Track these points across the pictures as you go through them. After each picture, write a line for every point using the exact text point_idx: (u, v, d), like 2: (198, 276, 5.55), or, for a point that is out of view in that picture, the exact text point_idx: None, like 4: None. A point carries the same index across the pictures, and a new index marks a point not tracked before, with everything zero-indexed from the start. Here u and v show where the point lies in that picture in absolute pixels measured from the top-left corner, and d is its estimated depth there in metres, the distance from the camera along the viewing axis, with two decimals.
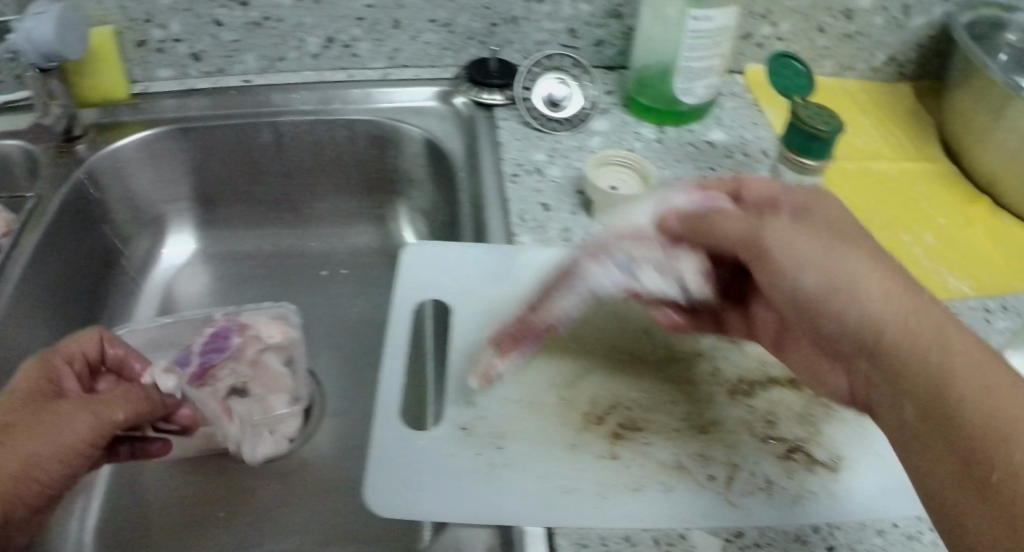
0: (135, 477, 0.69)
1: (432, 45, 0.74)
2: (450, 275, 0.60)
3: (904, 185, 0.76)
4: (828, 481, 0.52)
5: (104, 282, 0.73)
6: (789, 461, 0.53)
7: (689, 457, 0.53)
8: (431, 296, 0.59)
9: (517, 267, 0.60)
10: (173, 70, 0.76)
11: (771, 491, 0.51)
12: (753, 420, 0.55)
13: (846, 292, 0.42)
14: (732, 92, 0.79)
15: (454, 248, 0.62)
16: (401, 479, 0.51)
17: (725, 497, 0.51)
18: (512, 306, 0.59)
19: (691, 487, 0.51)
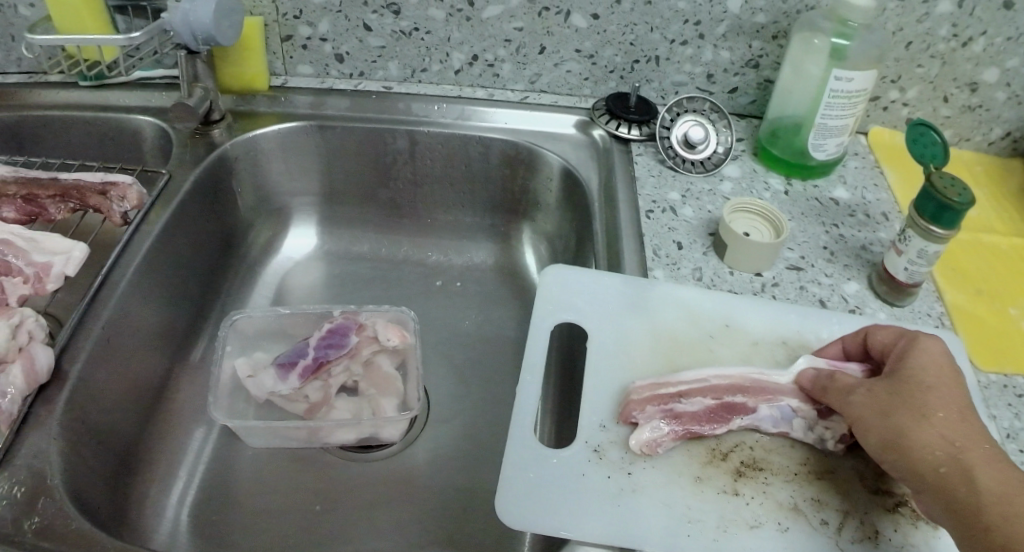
0: (236, 454, 0.71)
1: (574, 74, 0.77)
2: (588, 300, 0.61)
3: (1013, 260, 0.76)
4: (930, 536, 0.52)
5: (224, 262, 0.77)
6: (897, 513, 0.53)
7: (806, 501, 0.53)
8: (569, 319, 0.60)
9: (652, 301, 0.61)
10: (315, 67, 0.80)
11: (879, 542, 0.52)
12: (870, 470, 0.55)
13: (912, 428, 0.47)
14: (855, 152, 0.81)
15: (592, 274, 0.63)
16: (529, 491, 0.52)
17: (834, 542, 0.51)
18: (647, 341, 0.60)
19: (805, 529, 0.52)
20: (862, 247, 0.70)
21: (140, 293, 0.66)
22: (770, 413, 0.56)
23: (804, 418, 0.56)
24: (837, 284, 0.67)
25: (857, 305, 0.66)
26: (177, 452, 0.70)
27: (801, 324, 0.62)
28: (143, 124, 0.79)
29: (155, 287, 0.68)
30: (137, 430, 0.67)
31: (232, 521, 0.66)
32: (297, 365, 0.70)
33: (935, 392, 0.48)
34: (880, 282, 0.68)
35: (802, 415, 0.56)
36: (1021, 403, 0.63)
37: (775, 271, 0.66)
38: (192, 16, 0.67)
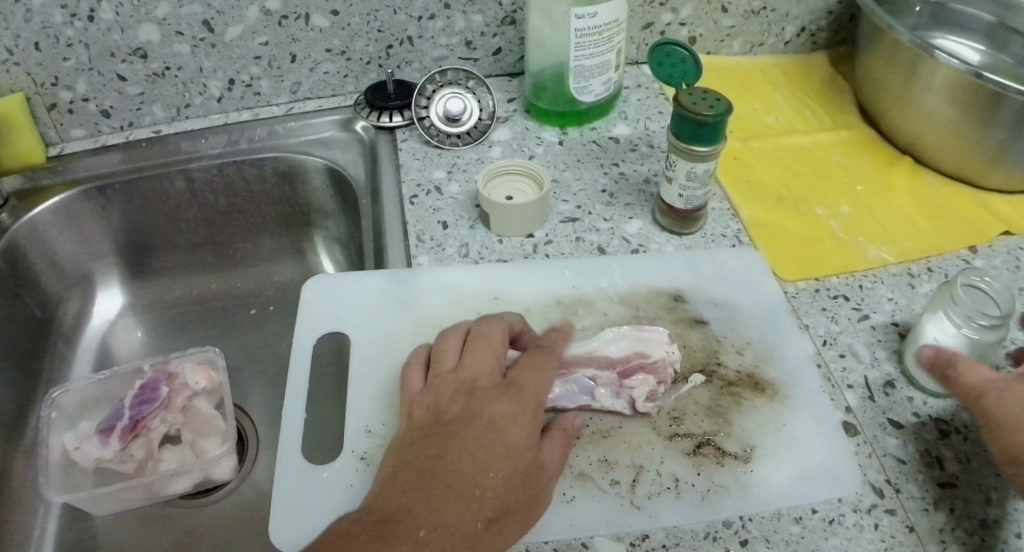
0: (83, 531, 0.68)
1: (332, 74, 0.76)
2: (352, 308, 0.60)
3: (820, 156, 0.75)
4: (739, 473, 0.52)
5: (38, 344, 0.74)
6: (698, 456, 0.52)
7: (593, 464, 0.52)
8: (331, 330, 0.59)
9: (414, 294, 0.60)
10: (86, 128, 0.77)
11: (679, 491, 0.51)
12: (659, 419, 0.54)
13: None
14: (638, 83, 0.79)
15: (356, 278, 0.62)
16: (307, 519, 0.49)
17: (630, 501, 0.50)
18: (411, 335, 0.58)
19: (593, 495, 0.50)
20: (645, 181, 0.69)
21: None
22: (567, 389, 0.55)
23: (608, 387, 0.55)
24: (618, 225, 0.65)
25: (640, 244, 0.65)
26: (25, 543, 0.67)
27: (576, 279, 0.61)
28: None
29: None
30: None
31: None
32: (115, 428, 0.68)
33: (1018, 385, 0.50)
34: (662, 215, 0.66)
35: (604, 384, 0.55)
36: (837, 304, 0.62)
37: (548, 228, 0.65)
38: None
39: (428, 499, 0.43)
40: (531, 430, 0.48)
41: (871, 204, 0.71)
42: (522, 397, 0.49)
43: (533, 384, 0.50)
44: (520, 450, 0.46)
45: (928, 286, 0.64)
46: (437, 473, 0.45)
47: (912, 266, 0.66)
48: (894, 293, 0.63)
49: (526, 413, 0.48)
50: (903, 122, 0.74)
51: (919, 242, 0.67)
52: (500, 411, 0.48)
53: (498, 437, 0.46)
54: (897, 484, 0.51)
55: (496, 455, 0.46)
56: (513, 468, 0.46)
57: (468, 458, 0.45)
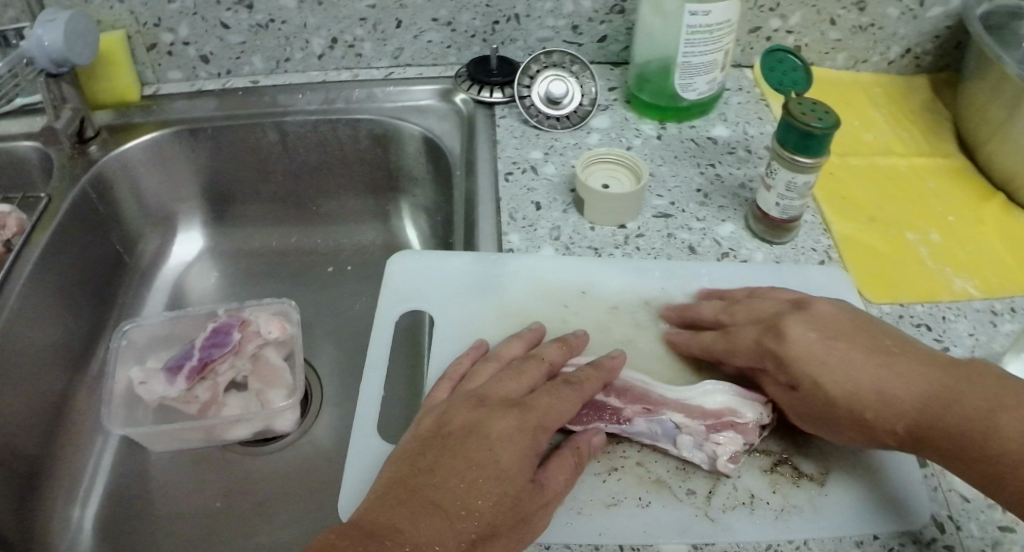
0: (142, 466, 0.69)
1: (435, 43, 0.76)
2: (438, 285, 0.60)
3: (913, 181, 0.73)
4: (814, 496, 0.50)
5: (113, 278, 0.75)
6: (775, 474, 0.51)
7: (670, 471, 0.51)
8: (417, 306, 0.59)
9: (503, 276, 0.60)
10: (183, 71, 0.77)
11: (752, 506, 0.50)
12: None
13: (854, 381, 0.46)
14: (740, 87, 0.79)
15: (441, 257, 0.62)
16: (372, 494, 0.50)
17: (703, 512, 0.49)
18: (497, 318, 0.58)
19: (668, 501, 0.50)
20: (740, 185, 0.68)
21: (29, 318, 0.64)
22: (650, 427, 0.52)
23: (691, 436, 0.51)
24: (710, 227, 0.65)
25: (731, 247, 0.64)
26: (82, 468, 0.68)
27: (663, 281, 0.61)
28: (26, 151, 0.72)
29: (45, 314, 0.66)
30: (33, 456, 0.64)
31: (145, 526, 0.65)
32: (183, 368, 0.68)
33: (814, 365, 0.48)
34: (755, 221, 0.65)
35: (689, 433, 0.51)
36: (919, 332, 0.60)
37: (640, 221, 0.65)
38: (45, 41, 0.63)
39: (413, 515, 0.41)
40: (531, 453, 0.45)
41: (961, 234, 0.68)
42: (526, 415, 0.47)
43: (546, 409, 0.48)
44: (513, 473, 0.44)
45: (1009, 326, 0.61)
46: (425, 487, 0.43)
47: (996, 303, 0.63)
48: (974, 330, 0.60)
49: (528, 435, 0.46)
50: (1001, 155, 0.71)
51: (1006, 280, 0.64)
52: (500, 428, 0.46)
53: (495, 455, 0.44)
54: (958, 521, 0.49)
55: (488, 476, 0.43)
56: (508, 490, 0.43)
57: (463, 476, 0.43)
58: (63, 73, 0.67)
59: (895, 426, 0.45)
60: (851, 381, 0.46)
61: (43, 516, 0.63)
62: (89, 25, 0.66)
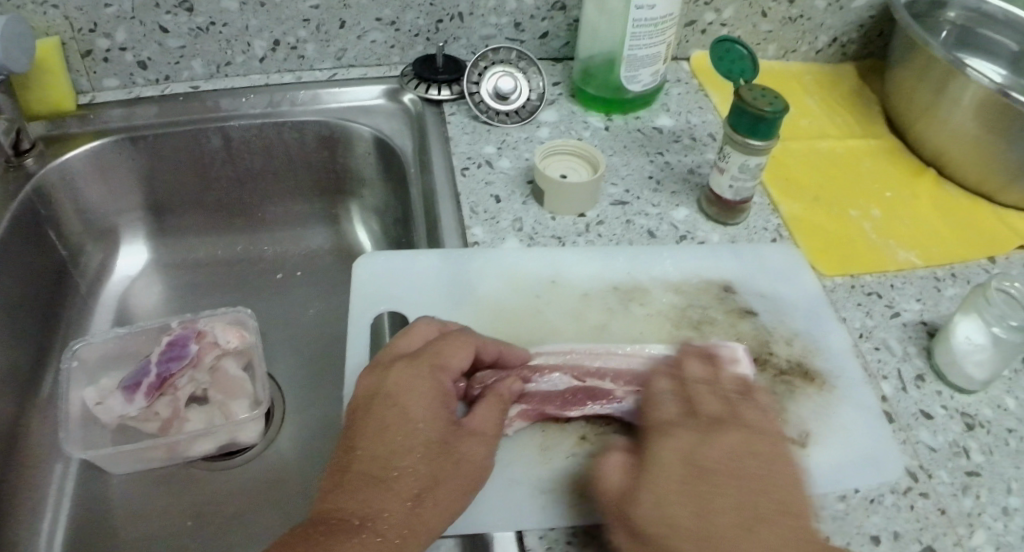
0: (98, 491, 0.66)
1: (379, 43, 0.76)
2: (405, 284, 0.60)
3: (851, 162, 0.77)
4: (795, 458, 0.53)
5: (57, 295, 0.71)
6: None
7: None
8: (383, 307, 0.59)
9: (470, 271, 0.60)
10: (121, 78, 0.74)
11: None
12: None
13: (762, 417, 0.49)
14: (678, 78, 0.81)
15: (406, 256, 0.62)
16: None
17: None
18: (466, 313, 0.58)
19: None
20: (689, 171, 0.70)
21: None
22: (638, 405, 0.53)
23: None
24: (665, 212, 0.67)
25: (688, 231, 0.66)
26: (38, 500, 0.64)
27: (628, 266, 0.62)
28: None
29: None
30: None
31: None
32: (141, 385, 0.65)
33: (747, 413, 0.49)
34: (709, 205, 0.67)
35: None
36: (870, 300, 0.63)
37: (599, 209, 0.66)
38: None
39: (353, 493, 0.43)
40: (437, 392, 0.48)
41: (901, 209, 0.72)
42: (420, 365, 0.49)
43: (434, 350, 0.50)
44: (429, 421, 0.46)
45: (953, 290, 0.65)
46: (355, 465, 0.45)
47: (937, 271, 0.67)
48: (921, 295, 0.64)
49: (428, 378, 0.48)
50: (930, 135, 0.76)
51: (944, 249, 0.69)
52: (394, 384, 0.47)
53: (405, 410, 0.46)
54: (929, 469, 0.52)
55: (404, 432, 0.45)
56: (429, 436, 0.45)
57: (387, 436, 0.45)
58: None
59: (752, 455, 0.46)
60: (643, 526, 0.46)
61: None
62: (25, 30, 0.63)
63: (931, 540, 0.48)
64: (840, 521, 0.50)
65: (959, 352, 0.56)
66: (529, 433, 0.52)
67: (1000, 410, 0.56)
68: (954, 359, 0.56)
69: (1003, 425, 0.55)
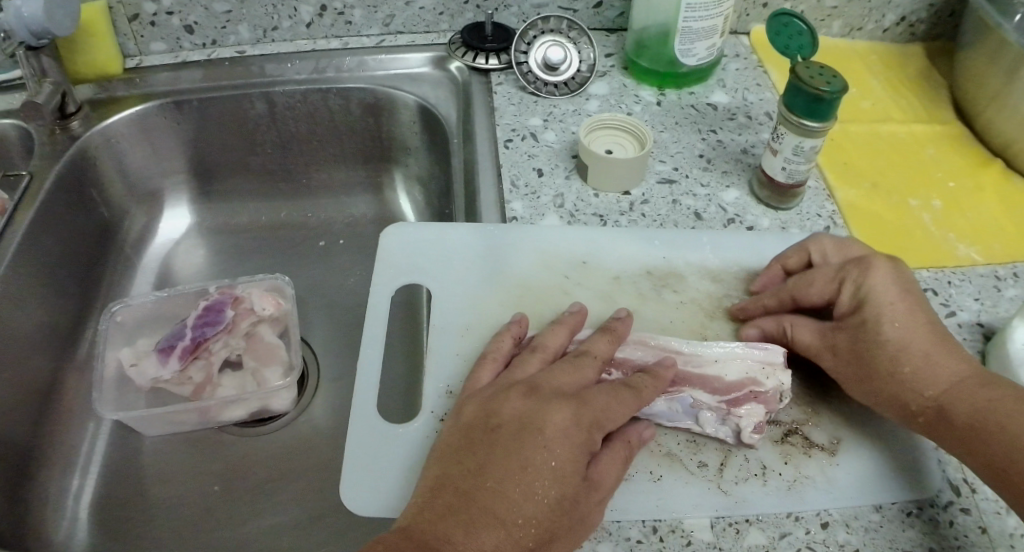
0: (133, 451, 0.67)
1: (428, 10, 0.74)
2: (437, 259, 0.58)
3: (913, 149, 0.73)
4: (825, 466, 0.50)
5: (100, 257, 0.72)
6: (786, 444, 0.51)
7: (681, 444, 0.51)
8: (415, 280, 0.57)
9: (503, 249, 0.59)
10: (167, 43, 0.74)
11: (765, 478, 0.49)
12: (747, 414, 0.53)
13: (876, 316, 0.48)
14: (738, 53, 0.78)
15: (437, 229, 0.60)
16: (378, 470, 0.49)
17: (717, 484, 0.49)
18: (503, 291, 0.57)
19: (681, 475, 0.49)
20: (742, 151, 0.67)
21: (8, 302, 0.61)
22: (670, 405, 0.51)
23: (712, 412, 0.51)
24: (715, 193, 0.64)
25: (736, 214, 0.63)
26: (73, 454, 0.66)
27: (666, 250, 0.60)
28: (3, 128, 0.69)
29: (30, 296, 0.64)
30: (20, 446, 0.61)
31: (143, 512, 0.63)
32: (176, 348, 0.66)
33: (896, 345, 0.46)
34: (760, 187, 0.64)
35: (708, 408, 0.51)
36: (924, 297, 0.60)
37: (645, 188, 0.64)
38: (24, 11, 0.60)
39: (466, 525, 0.39)
40: (586, 446, 0.44)
41: (963, 201, 0.68)
42: (582, 409, 0.44)
43: (604, 403, 0.46)
44: (571, 472, 0.42)
45: (1013, 292, 0.61)
46: (474, 496, 0.40)
47: (999, 269, 0.63)
48: (979, 294, 0.61)
49: (583, 431, 0.44)
50: (1000, 123, 0.71)
51: (1008, 246, 0.65)
52: (555, 422, 0.43)
53: (528, 459, 0.42)
54: (973, 482, 0.49)
55: (544, 478, 0.41)
56: (548, 496, 0.41)
57: (503, 487, 0.41)
58: (42, 45, 0.64)
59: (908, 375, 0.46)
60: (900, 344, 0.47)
61: (34, 507, 0.61)
62: None
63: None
64: (872, 533, 0.47)
65: (1015, 360, 0.53)
66: None
67: None
68: (1009, 366, 0.53)
69: None
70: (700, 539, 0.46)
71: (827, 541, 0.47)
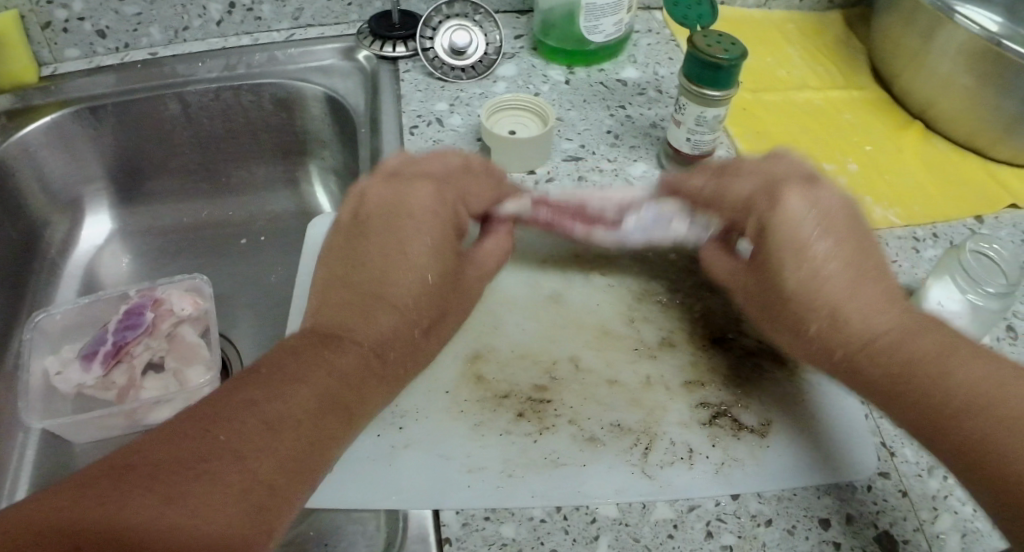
0: (64, 461, 0.66)
1: (336, 1, 0.74)
2: None
3: (829, 114, 0.73)
4: (755, 447, 0.49)
5: (23, 267, 0.71)
6: (713, 427, 0.50)
7: (605, 428, 0.50)
8: None
9: None
10: (81, 49, 0.74)
11: (692, 461, 0.49)
12: (675, 382, 0.53)
13: (830, 308, 0.44)
14: (649, 28, 0.76)
15: None
16: None
17: (641, 469, 0.48)
18: None
19: (604, 460, 0.48)
20: (651, 125, 0.67)
21: None
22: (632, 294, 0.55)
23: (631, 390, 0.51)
24: (621, 166, 0.64)
25: (643, 187, 0.63)
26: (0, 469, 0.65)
27: (596, 235, 0.59)
28: None
29: None
30: None
31: None
32: (98, 353, 0.66)
33: (843, 325, 0.44)
34: (668, 159, 0.64)
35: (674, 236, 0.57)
36: None
37: (551, 165, 0.64)
38: None
39: (353, 307, 0.45)
40: (448, 219, 0.49)
41: (880, 164, 0.69)
42: (439, 189, 0.50)
43: (457, 185, 0.53)
44: (438, 258, 0.48)
45: (932, 252, 0.62)
46: (359, 271, 0.46)
47: (918, 230, 0.64)
48: (898, 256, 0.62)
49: (444, 198, 0.50)
50: (915, 87, 0.72)
51: (926, 207, 0.66)
52: (417, 201, 0.49)
53: (396, 242, 0.47)
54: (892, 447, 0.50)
55: (414, 231, 0.47)
56: (407, 294, 0.46)
57: (378, 253, 0.46)
58: None
59: (887, 368, 0.42)
60: (834, 296, 0.44)
61: None
62: None
63: (889, 524, 0.46)
64: (785, 503, 0.47)
65: (933, 321, 0.55)
66: (476, 414, 0.51)
67: None
68: None
69: None
70: (605, 515, 0.46)
71: (738, 511, 0.47)
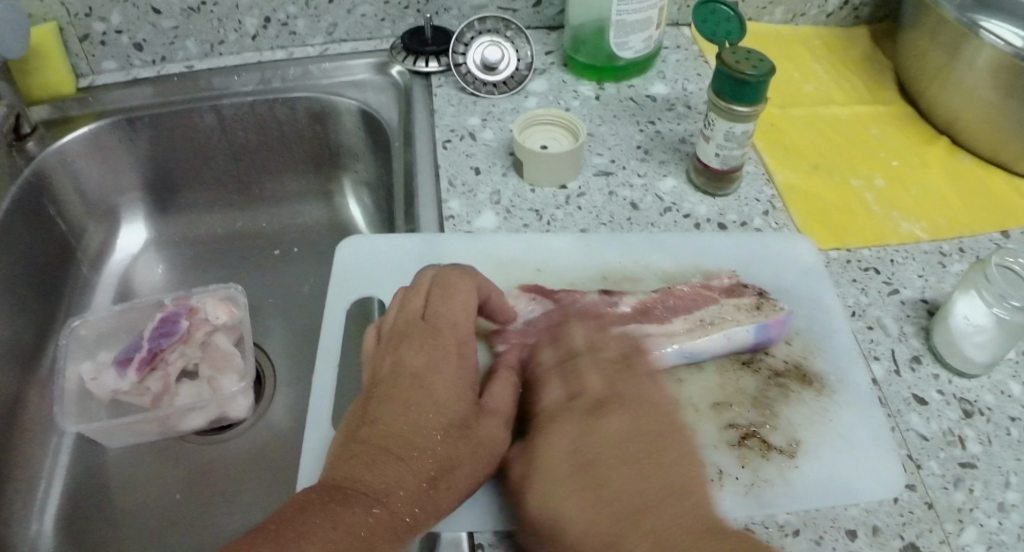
0: (97, 465, 0.67)
1: (369, 17, 0.75)
2: (383, 267, 0.59)
3: (855, 128, 0.74)
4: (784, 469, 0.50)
5: (60, 274, 0.73)
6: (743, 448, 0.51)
7: None
8: (364, 293, 0.58)
9: (446, 257, 0.59)
10: (117, 61, 0.75)
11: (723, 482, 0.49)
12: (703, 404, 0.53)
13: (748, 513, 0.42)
14: (678, 44, 0.78)
15: (390, 240, 0.61)
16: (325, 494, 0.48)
17: None
18: None
19: None
20: (680, 140, 0.68)
21: None
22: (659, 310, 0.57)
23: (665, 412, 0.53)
24: (651, 182, 0.66)
25: (672, 202, 0.65)
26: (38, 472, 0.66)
27: (624, 254, 0.61)
28: None
29: None
30: None
31: (109, 525, 0.64)
32: (133, 360, 0.67)
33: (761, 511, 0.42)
34: (697, 174, 0.65)
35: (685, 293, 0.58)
36: (867, 276, 0.62)
37: (581, 180, 0.65)
38: None
39: (369, 462, 0.43)
40: (463, 374, 0.48)
41: (905, 179, 0.69)
42: (452, 344, 0.49)
43: (470, 336, 0.51)
44: (453, 402, 0.46)
45: (958, 267, 0.63)
46: (373, 435, 0.44)
47: (944, 245, 0.64)
48: (924, 271, 0.62)
49: (455, 360, 0.48)
50: (942, 102, 0.72)
51: (951, 221, 0.66)
52: (427, 361, 0.48)
53: (411, 399, 0.46)
54: (918, 460, 0.51)
55: (426, 410, 0.45)
56: (422, 446, 0.44)
57: (393, 427, 0.44)
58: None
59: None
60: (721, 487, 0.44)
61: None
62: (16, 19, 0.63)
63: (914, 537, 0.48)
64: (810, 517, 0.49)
65: (960, 336, 0.55)
66: None
67: (1004, 398, 0.55)
68: (954, 340, 0.55)
69: (1004, 412, 0.54)
70: None
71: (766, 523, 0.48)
